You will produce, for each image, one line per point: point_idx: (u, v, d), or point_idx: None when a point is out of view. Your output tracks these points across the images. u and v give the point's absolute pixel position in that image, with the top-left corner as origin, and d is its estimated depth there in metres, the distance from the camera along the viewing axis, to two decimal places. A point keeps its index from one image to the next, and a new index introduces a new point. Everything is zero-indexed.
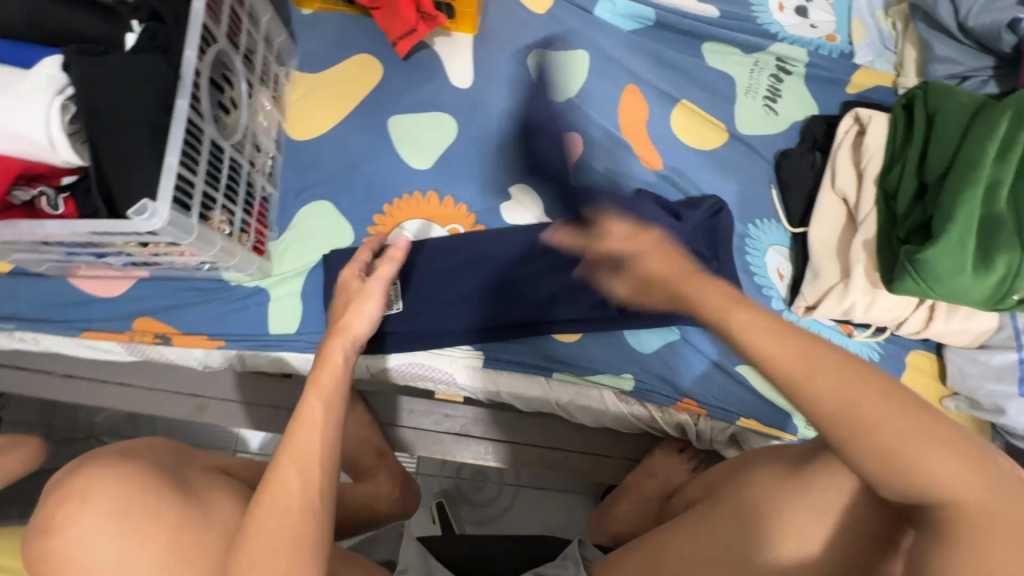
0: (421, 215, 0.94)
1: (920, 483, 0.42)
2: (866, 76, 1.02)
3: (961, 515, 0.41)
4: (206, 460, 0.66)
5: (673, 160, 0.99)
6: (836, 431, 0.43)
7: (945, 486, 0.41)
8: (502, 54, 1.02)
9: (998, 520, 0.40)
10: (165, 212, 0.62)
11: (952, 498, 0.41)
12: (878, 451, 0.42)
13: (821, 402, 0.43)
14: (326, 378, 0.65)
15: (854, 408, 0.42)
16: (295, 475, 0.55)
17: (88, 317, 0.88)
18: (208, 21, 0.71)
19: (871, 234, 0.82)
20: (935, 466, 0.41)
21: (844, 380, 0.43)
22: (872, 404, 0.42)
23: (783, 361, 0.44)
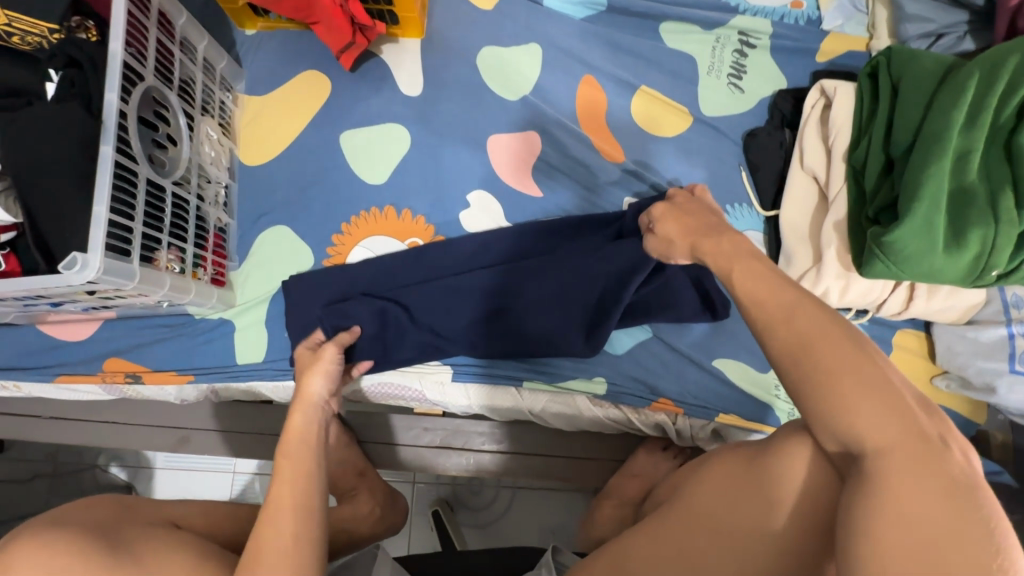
0: (379, 232, 0.93)
1: (851, 426, 0.44)
2: (837, 42, 0.97)
3: (885, 459, 0.42)
4: (160, 510, 0.66)
5: (635, 151, 0.96)
6: (786, 368, 0.49)
7: (873, 432, 0.43)
8: (452, 55, 0.99)
9: (919, 471, 0.41)
10: (97, 262, 0.61)
11: (879, 444, 0.43)
12: (814, 385, 0.47)
13: (779, 340, 0.50)
14: (290, 437, 0.71)
15: (808, 347, 0.48)
16: (279, 513, 0.61)
17: (61, 361, 0.89)
18: (131, 60, 0.69)
19: (841, 215, 0.78)
20: (865, 409, 0.44)
21: (817, 331, 0.48)
22: (826, 345, 0.47)
23: (764, 313, 0.52)
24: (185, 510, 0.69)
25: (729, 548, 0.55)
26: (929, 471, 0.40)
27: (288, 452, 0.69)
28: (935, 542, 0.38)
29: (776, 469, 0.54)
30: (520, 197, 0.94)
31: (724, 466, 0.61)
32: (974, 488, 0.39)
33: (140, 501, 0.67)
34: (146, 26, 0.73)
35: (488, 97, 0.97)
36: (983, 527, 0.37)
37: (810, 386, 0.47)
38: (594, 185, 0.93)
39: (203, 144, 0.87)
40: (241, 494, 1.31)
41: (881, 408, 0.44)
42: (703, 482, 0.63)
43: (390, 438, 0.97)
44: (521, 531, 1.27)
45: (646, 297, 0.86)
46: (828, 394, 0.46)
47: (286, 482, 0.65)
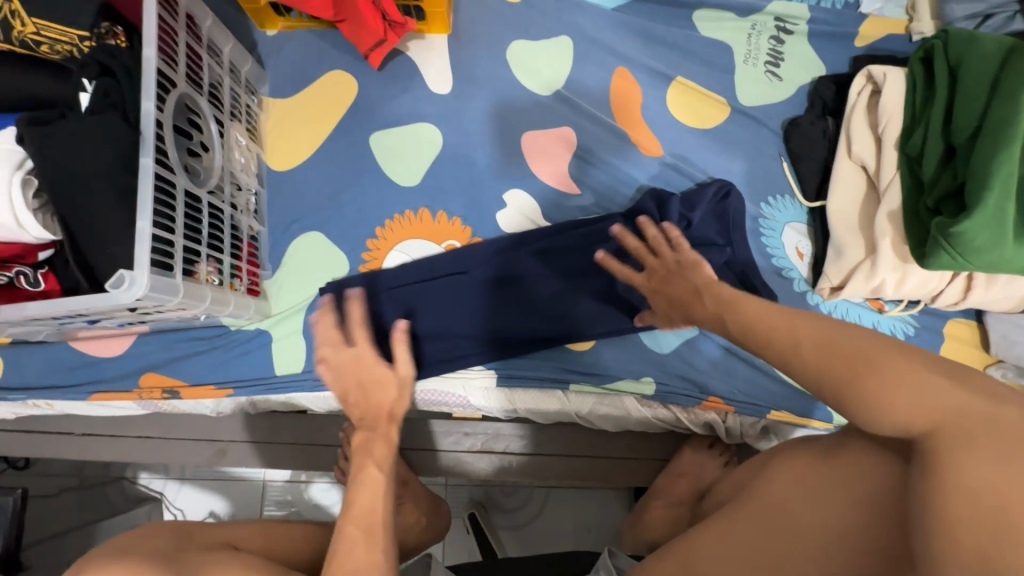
0: (415, 235, 0.90)
1: (893, 412, 0.42)
2: (876, 25, 0.95)
3: (935, 438, 0.40)
4: (213, 536, 0.65)
5: (672, 144, 0.93)
6: (818, 372, 0.47)
7: (914, 415, 0.41)
8: (481, 51, 0.96)
9: (974, 441, 0.38)
10: (143, 279, 0.59)
11: (926, 426, 0.41)
12: (843, 382, 0.45)
13: (807, 346, 0.48)
14: (380, 448, 0.70)
15: (827, 353, 0.46)
16: (367, 536, 0.59)
17: (94, 378, 0.87)
18: (164, 66, 0.67)
19: (896, 204, 0.76)
20: (899, 393, 0.42)
21: (823, 337, 0.47)
22: (849, 343, 0.46)
23: (776, 327, 0.51)
24: (239, 533, 0.67)
25: (803, 557, 0.50)
26: (995, 441, 0.37)
27: (378, 463, 0.68)
28: (1015, 514, 0.34)
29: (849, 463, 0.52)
30: (558, 195, 0.91)
31: (788, 467, 0.59)
32: None
33: (195, 524, 0.66)
34: (176, 29, 0.71)
35: (520, 93, 0.95)
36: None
37: (838, 391, 0.45)
38: (633, 182, 0.91)
39: (232, 151, 0.84)
40: (271, 502, 1.30)
41: (920, 386, 0.42)
42: (769, 485, 0.59)
43: (428, 445, 0.95)
44: (556, 531, 1.26)
45: None
46: (862, 386, 0.44)
47: (376, 496, 0.64)
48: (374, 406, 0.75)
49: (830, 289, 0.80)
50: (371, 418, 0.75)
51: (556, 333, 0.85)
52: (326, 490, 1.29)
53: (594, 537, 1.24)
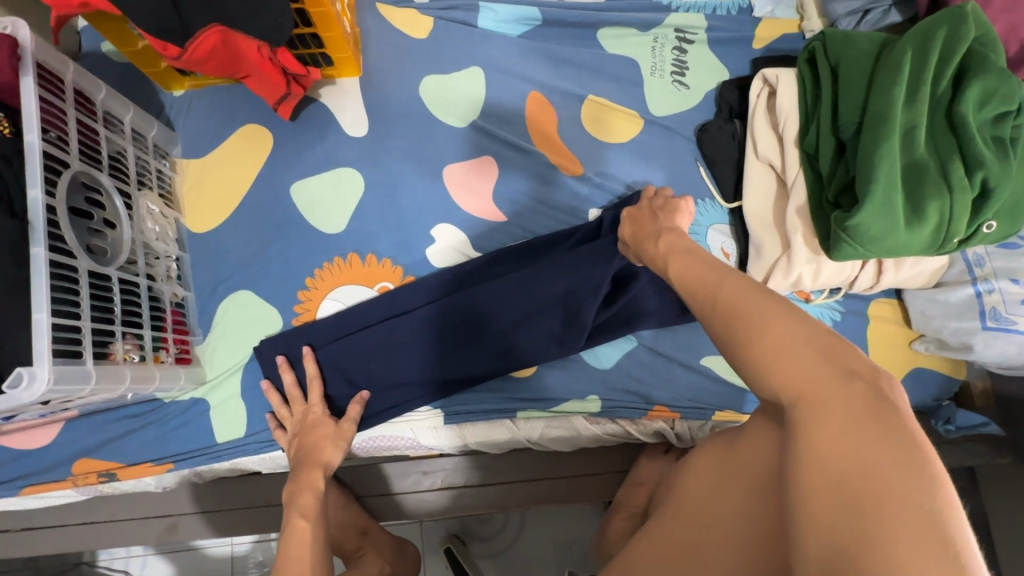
0: (347, 281, 0.89)
1: (769, 377, 0.45)
2: (770, 28, 0.99)
3: (802, 407, 0.42)
4: None
5: (592, 161, 0.95)
6: (725, 333, 0.50)
7: (788, 382, 0.44)
8: (395, 90, 0.96)
9: (836, 410, 0.41)
10: (45, 373, 0.57)
11: (795, 394, 0.43)
12: (735, 342, 0.48)
13: (715, 311, 0.51)
14: (305, 497, 0.74)
15: (733, 313, 0.49)
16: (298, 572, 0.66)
17: (23, 472, 0.83)
18: (51, 149, 0.65)
19: (802, 200, 0.79)
20: (780, 359, 0.45)
21: (742, 291, 0.50)
22: (746, 304, 0.49)
23: (701, 291, 0.54)
24: None
25: (716, 541, 0.52)
26: (848, 412, 0.40)
27: (306, 514, 0.72)
28: (860, 477, 0.37)
29: (749, 448, 0.53)
30: (485, 224, 0.92)
31: (711, 461, 0.60)
32: (886, 416, 0.39)
33: None
34: (63, 108, 0.69)
35: (437, 127, 0.95)
36: (915, 460, 0.37)
37: (738, 353, 0.48)
38: (558, 202, 0.93)
39: (144, 220, 0.82)
40: (244, 560, 1.26)
41: (794, 357, 0.44)
42: (696, 476, 0.62)
43: (388, 488, 0.94)
44: (536, 554, 1.26)
45: (627, 307, 0.86)
46: (750, 351, 0.47)
47: (303, 548, 0.69)
48: (310, 455, 0.77)
49: None
50: (302, 466, 0.77)
51: (498, 363, 0.85)
52: None
53: (574, 551, 1.25)
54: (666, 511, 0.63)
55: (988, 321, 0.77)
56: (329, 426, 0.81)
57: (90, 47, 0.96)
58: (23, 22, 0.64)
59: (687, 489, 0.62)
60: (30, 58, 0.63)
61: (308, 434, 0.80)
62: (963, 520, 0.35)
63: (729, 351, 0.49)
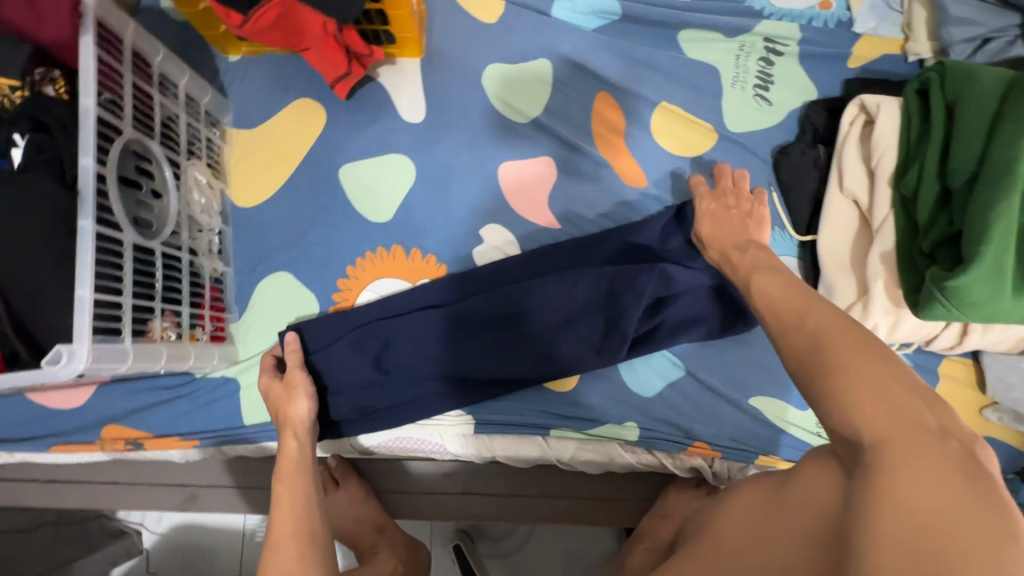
0: (388, 273, 0.86)
1: (849, 414, 0.43)
2: (869, 46, 0.91)
3: (884, 451, 0.40)
4: None
5: (658, 174, 0.89)
6: (809, 365, 0.47)
7: (870, 423, 0.41)
8: (458, 76, 0.91)
9: (920, 458, 0.38)
10: (84, 352, 0.56)
11: (879, 438, 0.40)
12: (817, 373, 0.46)
13: (796, 339, 0.49)
14: (287, 468, 0.72)
15: (820, 344, 0.47)
16: (281, 548, 0.65)
17: (54, 430, 0.83)
18: (103, 115, 0.62)
19: (889, 245, 0.73)
20: (860, 397, 0.42)
21: (832, 327, 0.48)
22: (836, 342, 0.46)
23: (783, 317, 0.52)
24: None
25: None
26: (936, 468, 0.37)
27: (283, 480, 0.71)
28: (942, 533, 0.34)
29: (805, 491, 0.49)
30: (538, 229, 0.87)
31: (756, 503, 0.56)
32: (979, 478, 0.37)
33: None
34: (120, 72, 0.66)
35: (497, 120, 0.90)
36: (1007, 527, 0.34)
37: (825, 385, 0.45)
38: (616, 214, 0.87)
39: (191, 191, 0.79)
40: (256, 527, 1.30)
41: (875, 396, 0.42)
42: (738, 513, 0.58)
43: (410, 488, 0.92)
44: (544, 560, 1.24)
45: (669, 318, 0.82)
46: (833, 384, 0.44)
47: (287, 517, 0.68)
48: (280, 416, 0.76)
49: None
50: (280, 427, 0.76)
51: (538, 377, 0.81)
52: None
53: (581, 563, 1.24)
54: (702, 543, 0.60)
55: None
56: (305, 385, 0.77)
57: (149, 2, 0.92)
58: None
59: (726, 527, 0.58)
60: (92, 18, 0.58)
61: (274, 393, 0.77)
62: None
63: (809, 382, 0.47)
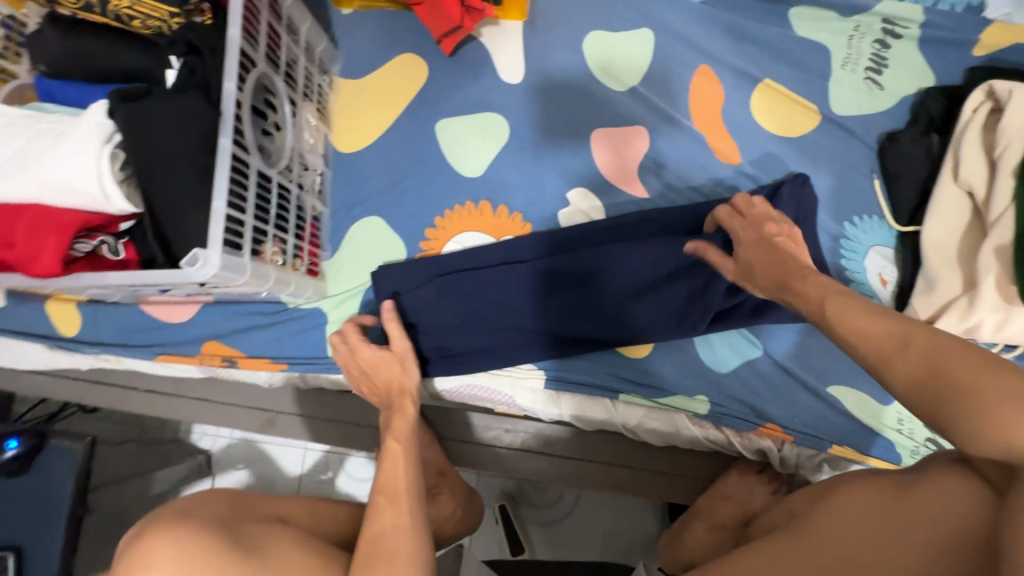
0: (474, 228, 0.89)
1: (1003, 439, 0.40)
2: (1001, 33, 0.84)
3: None
4: (264, 509, 0.68)
5: (753, 152, 0.87)
6: (935, 393, 0.43)
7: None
8: (558, 41, 0.92)
9: None
10: (216, 259, 0.61)
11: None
12: (955, 396, 0.42)
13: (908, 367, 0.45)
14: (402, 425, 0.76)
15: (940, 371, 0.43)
16: (395, 504, 0.67)
17: (161, 341, 0.91)
18: (245, 46, 0.67)
19: (1005, 239, 0.69)
20: (1012, 423, 0.39)
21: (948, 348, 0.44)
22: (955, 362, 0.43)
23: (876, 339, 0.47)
24: (288, 507, 0.71)
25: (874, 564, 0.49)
26: None
27: (398, 438, 0.74)
28: None
29: (936, 497, 0.50)
30: (624, 197, 0.87)
31: (859, 498, 0.57)
32: None
33: (252, 498, 0.70)
34: (259, 8, 0.71)
35: (594, 87, 0.91)
36: None
37: (967, 422, 0.41)
38: (706, 189, 0.86)
39: (303, 131, 0.85)
40: (313, 469, 1.37)
41: None
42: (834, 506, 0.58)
43: (478, 437, 0.95)
44: (585, 533, 1.25)
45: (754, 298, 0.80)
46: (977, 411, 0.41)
47: (400, 471, 0.71)
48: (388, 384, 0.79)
49: None
50: (389, 395, 0.79)
51: (612, 339, 0.82)
52: (363, 464, 1.35)
53: (621, 541, 1.24)
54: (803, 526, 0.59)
55: None
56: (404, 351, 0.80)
57: None
58: None
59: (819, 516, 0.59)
60: None
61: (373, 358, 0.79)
62: None
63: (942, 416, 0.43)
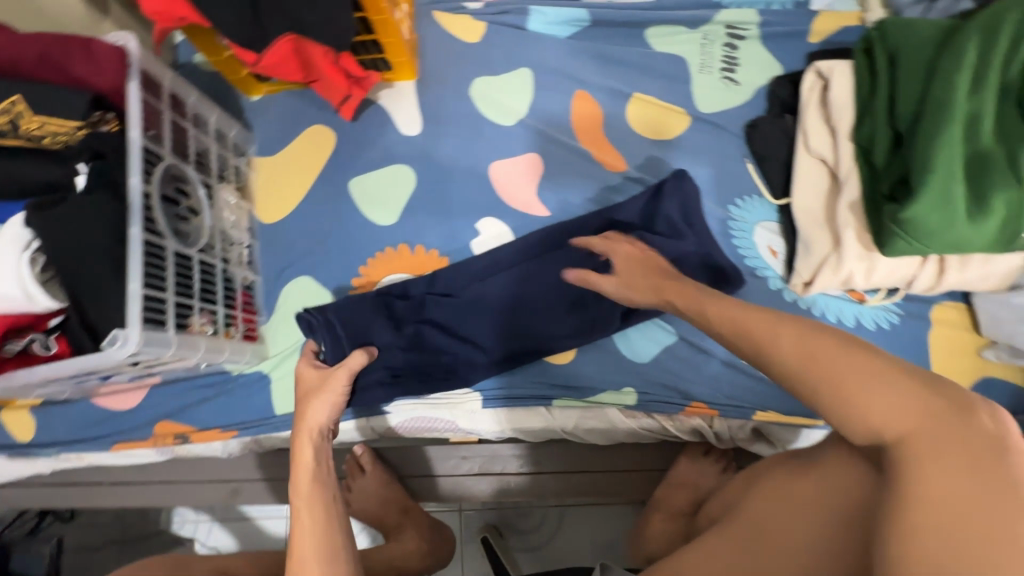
0: (397, 270, 0.95)
1: (871, 415, 0.46)
2: (828, 20, 0.96)
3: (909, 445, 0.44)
4: (206, 567, 0.70)
5: (636, 158, 0.96)
6: (809, 378, 0.50)
7: (888, 421, 0.46)
8: (448, 92, 1.02)
9: (940, 444, 0.43)
10: (135, 335, 0.66)
11: (900, 433, 0.45)
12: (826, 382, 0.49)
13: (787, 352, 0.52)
14: (302, 477, 0.74)
15: (810, 360, 0.50)
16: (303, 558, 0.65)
17: (116, 430, 0.94)
18: (148, 144, 0.75)
19: (854, 196, 0.78)
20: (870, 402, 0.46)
21: (813, 341, 0.51)
22: (825, 352, 0.50)
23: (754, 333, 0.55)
24: (228, 562, 0.72)
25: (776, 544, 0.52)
26: (951, 450, 0.42)
27: (299, 493, 0.73)
28: (973, 511, 0.39)
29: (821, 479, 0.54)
30: (528, 218, 0.95)
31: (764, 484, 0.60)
32: (1000, 455, 0.41)
33: (194, 560, 0.71)
34: (160, 108, 0.79)
35: (486, 125, 1.00)
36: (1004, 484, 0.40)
37: (838, 405, 0.48)
38: (600, 198, 0.94)
39: (223, 210, 0.91)
40: None
41: (888, 398, 0.46)
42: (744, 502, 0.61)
43: (440, 470, 0.96)
44: (573, 551, 1.26)
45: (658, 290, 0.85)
46: (841, 392, 0.48)
47: (305, 523, 0.69)
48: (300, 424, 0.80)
49: (802, 285, 0.81)
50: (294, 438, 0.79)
51: (536, 350, 0.87)
52: None
53: (611, 552, 1.24)
54: (725, 521, 0.60)
55: None
56: (341, 387, 0.82)
57: (184, 59, 1.07)
58: (132, 36, 0.74)
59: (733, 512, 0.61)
60: (136, 67, 0.74)
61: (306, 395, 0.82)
62: None
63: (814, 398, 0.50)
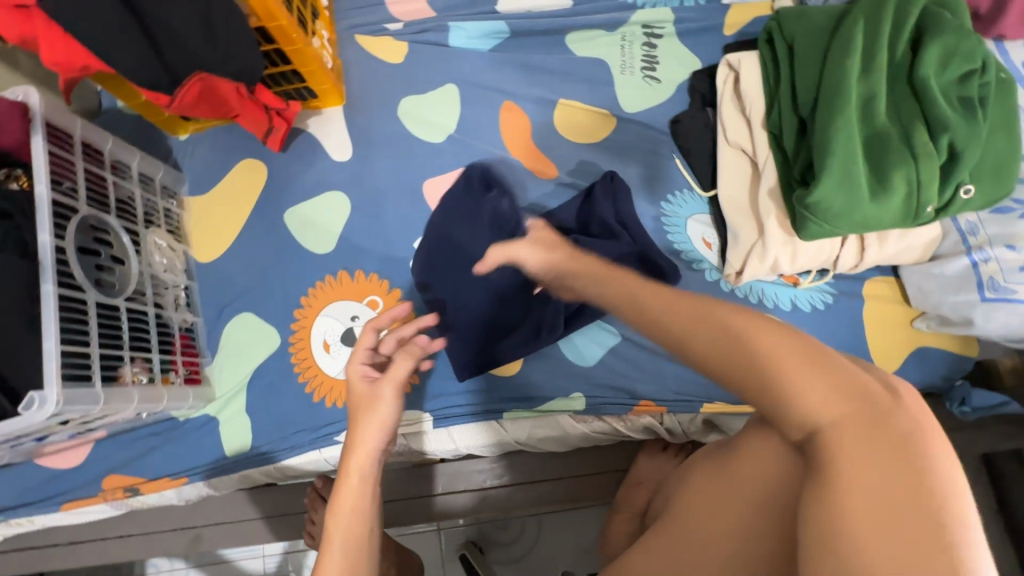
0: (339, 298, 0.94)
1: (802, 401, 0.41)
2: (741, 13, 0.98)
3: (837, 433, 0.39)
4: None
5: (567, 163, 0.96)
6: (737, 363, 0.43)
7: (819, 406, 0.41)
8: (376, 114, 1.02)
9: (864, 432, 0.39)
10: (55, 395, 0.64)
11: (828, 419, 0.40)
12: (757, 365, 0.42)
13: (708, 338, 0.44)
14: None
15: (742, 344, 0.43)
16: None
17: (61, 490, 0.92)
18: (60, 197, 0.73)
19: (772, 182, 0.80)
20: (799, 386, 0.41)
21: (741, 318, 0.44)
22: (760, 331, 0.43)
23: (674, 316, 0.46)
24: None
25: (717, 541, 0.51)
26: (873, 440, 0.38)
27: None
28: (901, 502, 0.35)
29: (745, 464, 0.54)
30: None
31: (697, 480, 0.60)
32: (916, 439, 0.38)
33: None
34: (72, 160, 0.77)
35: (416, 144, 1.00)
36: (914, 468, 0.36)
37: (763, 389, 0.42)
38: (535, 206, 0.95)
39: (153, 254, 0.89)
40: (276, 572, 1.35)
41: (819, 380, 0.41)
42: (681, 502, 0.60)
43: (404, 493, 0.94)
44: (554, 557, 1.25)
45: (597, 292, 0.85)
46: (770, 374, 0.42)
47: None
48: None
49: (735, 275, 0.82)
50: None
51: (480, 365, 0.87)
52: None
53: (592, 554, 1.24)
54: (671, 523, 0.58)
55: (987, 292, 0.74)
56: None
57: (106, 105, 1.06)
58: (33, 89, 0.72)
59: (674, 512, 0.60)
60: (39, 119, 0.72)
61: None
62: (979, 540, 0.35)
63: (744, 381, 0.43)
